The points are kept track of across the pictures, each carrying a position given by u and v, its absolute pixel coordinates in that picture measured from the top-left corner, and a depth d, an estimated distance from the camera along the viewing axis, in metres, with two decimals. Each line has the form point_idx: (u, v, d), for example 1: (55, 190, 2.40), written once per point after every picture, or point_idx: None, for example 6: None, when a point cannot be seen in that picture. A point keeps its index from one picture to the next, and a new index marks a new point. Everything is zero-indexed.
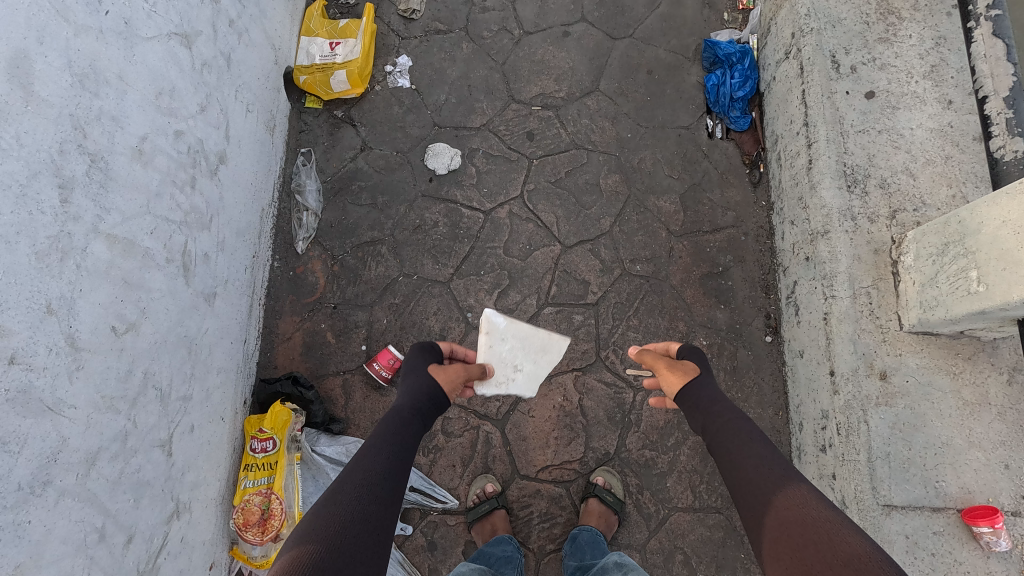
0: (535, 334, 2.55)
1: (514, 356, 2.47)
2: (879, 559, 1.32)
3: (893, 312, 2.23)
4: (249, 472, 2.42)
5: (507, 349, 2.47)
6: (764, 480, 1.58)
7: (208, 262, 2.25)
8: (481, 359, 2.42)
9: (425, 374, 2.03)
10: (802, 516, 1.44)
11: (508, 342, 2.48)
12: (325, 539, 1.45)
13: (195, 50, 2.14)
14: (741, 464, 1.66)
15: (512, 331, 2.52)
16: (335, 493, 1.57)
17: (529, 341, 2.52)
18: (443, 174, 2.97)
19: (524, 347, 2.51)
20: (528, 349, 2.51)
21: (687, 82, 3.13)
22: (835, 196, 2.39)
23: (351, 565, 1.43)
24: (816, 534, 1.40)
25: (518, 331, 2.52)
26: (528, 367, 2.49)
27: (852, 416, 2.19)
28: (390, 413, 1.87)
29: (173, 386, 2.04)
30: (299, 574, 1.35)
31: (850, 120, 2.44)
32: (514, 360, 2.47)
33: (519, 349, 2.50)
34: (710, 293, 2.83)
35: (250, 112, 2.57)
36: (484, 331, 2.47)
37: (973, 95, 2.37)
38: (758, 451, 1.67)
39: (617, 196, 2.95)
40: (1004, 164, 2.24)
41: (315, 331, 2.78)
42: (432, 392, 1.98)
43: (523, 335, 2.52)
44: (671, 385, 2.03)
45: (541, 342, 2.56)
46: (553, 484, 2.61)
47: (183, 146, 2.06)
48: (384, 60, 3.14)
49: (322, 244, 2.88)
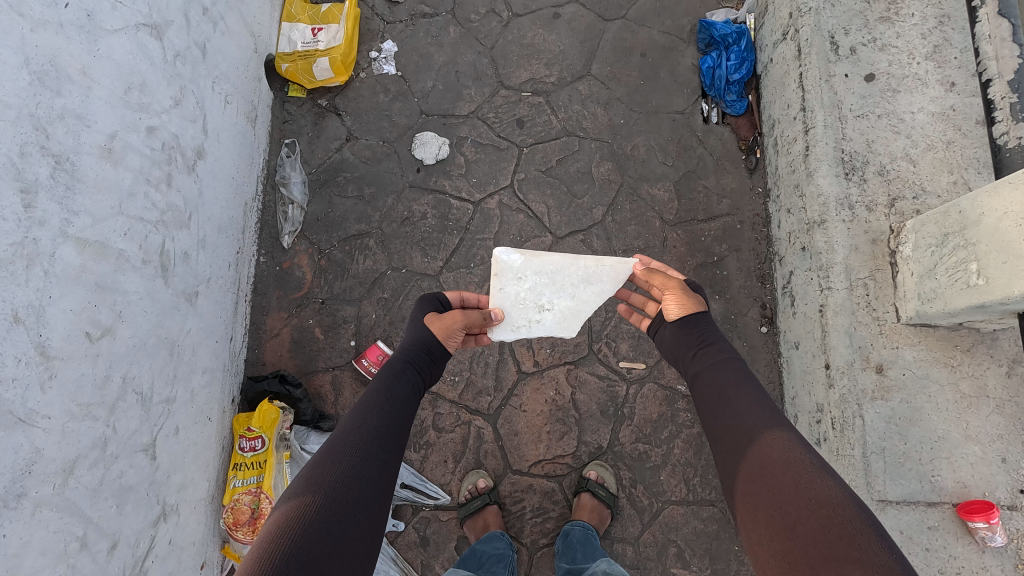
0: (569, 267, 2.34)
1: (536, 288, 2.32)
2: (853, 504, 1.31)
3: (891, 304, 2.18)
4: (238, 471, 2.40)
5: (526, 288, 2.31)
6: (749, 423, 1.56)
7: (188, 260, 2.20)
8: (494, 304, 2.28)
9: (422, 327, 2.00)
10: (785, 455, 1.43)
11: (531, 285, 2.32)
12: (324, 488, 1.43)
13: (166, 41, 2.05)
14: (731, 402, 1.65)
15: (535, 262, 2.33)
16: (333, 443, 1.54)
17: (557, 276, 2.33)
18: (431, 164, 2.90)
19: (550, 283, 2.33)
20: (554, 282, 2.33)
21: (682, 64, 3.03)
22: (832, 184, 2.32)
23: (353, 511, 1.41)
24: (795, 473, 1.39)
25: (540, 263, 2.34)
26: (561, 305, 2.32)
27: (847, 410, 2.16)
28: (387, 366, 1.84)
29: (155, 389, 2.00)
30: (299, 522, 1.34)
31: (848, 104, 2.36)
32: (538, 299, 2.31)
33: (544, 284, 2.32)
34: (705, 283, 2.77)
35: (230, 103, 2.49)
36: (499, 271, 2.31)
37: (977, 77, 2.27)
38: (746, 395, 1.65)
39: (610, 184, 2.88)
40: None
41: (303, 327, 2.74)
42: (428, 344, 1.95)
43: (548, 267, 2.33)
44: (672, 307, 2.00)
45: (575, 276, 2.34)
46: (546, 479, 2.59)
47: (156, 143, 1.99)
48: (369, 46, 3.05)
49: (309, 238, 2.82)
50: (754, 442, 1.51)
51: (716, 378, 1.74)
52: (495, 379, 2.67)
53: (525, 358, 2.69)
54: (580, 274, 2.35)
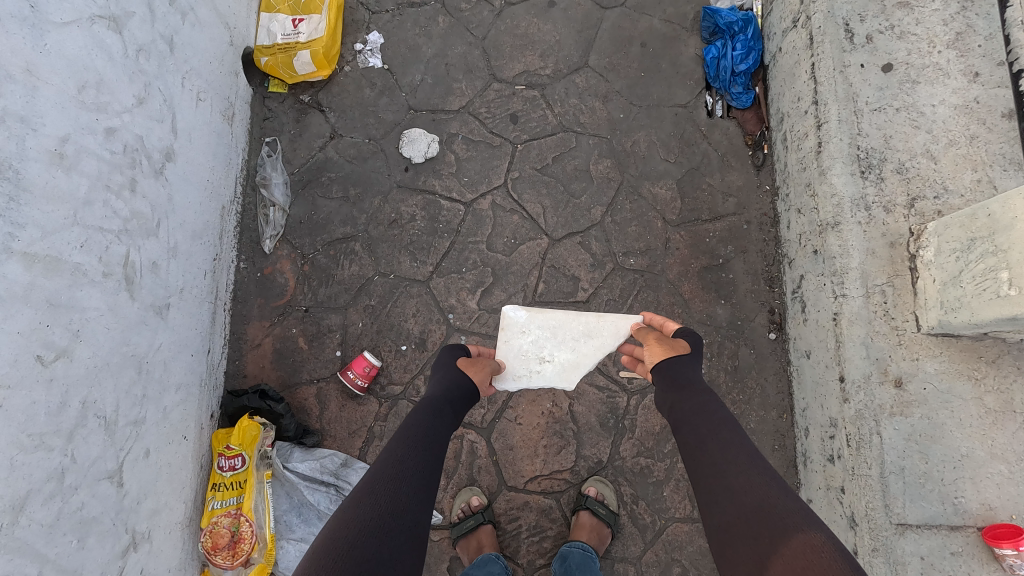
0: (573, 321, 2.24)
1: (540, 343, 2.23)
2: (836, 553, 1.19)
3: (910, 312, 2.02)
4: (217, 492, 2.27)
5: (530, 342, 2.23)
6: (727, 467, 1.45)
7: (157, 271, 2.05)
8: (499, 356, 2.22)
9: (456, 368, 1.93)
10: (767, 504, 1.33)
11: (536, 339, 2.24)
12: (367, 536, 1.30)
13: (127, 34, 1.90)
14: (707, 444, 1.53)
15: (541, 316, 2.25)
16: (373, 487, 1.42)
17: (560, 330, 2.24)
18: (420, 163, 2.74)
19: (553, 336, 2.23)
20: (558, 336, 2.23)
21: (684, 54, 2.87)
22: (847, 183, 2.17)
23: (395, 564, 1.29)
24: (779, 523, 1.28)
25: (545, 317, 2.25)
26: (561, 359, 2.21)
27: (863, 427, 2.02)
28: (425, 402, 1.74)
29: (121, 411, 1.86)
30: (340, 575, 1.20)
31: (865, 97, 2.21)
32: (540, 352, 2.23)
33: (547, 337, 2.23)
34: (710, 287, 2.62)
35: (203, 100, 2.33)
36: (502, 325, 2.25)
37: (1005, 67, 2.08)
38: (724, 434, 1.54)
39: (609, 183, 2.72)
40: None
41: (286, 336, 2.60)
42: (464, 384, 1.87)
43: (552, 321, 2.24)
44: (652, 354, 1.93)
45: (578, 330, 2.24)
46: (543, 495, 2.46)
47: (116, 145, 1.84)
48: (354, 37, 2.88)
49: (291, 242, 2.67)
50: (732, 487, 1.40)
51: (696, 427, 1.59)
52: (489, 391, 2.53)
53: None
54: (586, 328, 2.24)
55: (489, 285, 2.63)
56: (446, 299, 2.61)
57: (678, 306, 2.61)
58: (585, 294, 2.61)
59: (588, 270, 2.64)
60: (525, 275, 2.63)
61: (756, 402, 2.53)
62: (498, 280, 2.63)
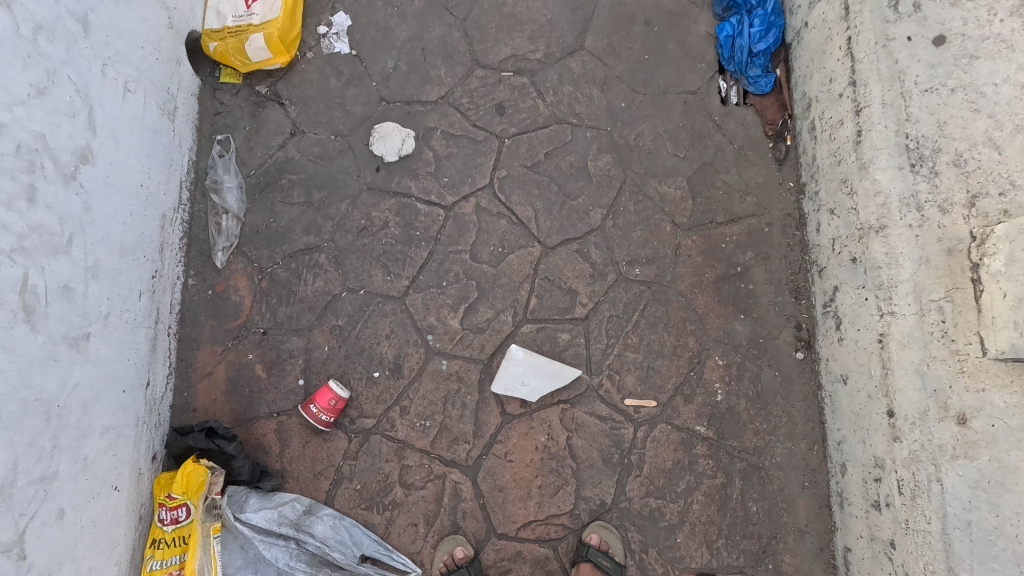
0: (562, 368, 2.22)
1: (523, 376, 2.21)
2: None
3: (974, 332, 1.60)
4: (156, 550, 1.95)
5: (521, 364, 2.22)
6: None
7: (71, 295, 1.72)
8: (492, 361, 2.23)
9: None
10: None
11: (522, 371, 2.21)
12: None
13: (20, 9, 1.56)
14: None
15: (537, 354, 2.23)
16: None
17: (550, 372, 2.21)
18: (393, 162, 2.40)
19: (541, 371, 2.21)
20: (543, 377, 2.21)
21: (694, 34, 2.51)
22: (895, 179, 1.83)
23: None
24: None
25: (538, 354, 2.23)
26: (530, 389, 2.20)
27: (921, 473, 1.69)
28: None
29: (20, 469, 1.53)
30: None
31: (912, 76, 1.82)
32: (521, 377, 2.21)
33: (533, 374, 2.21)
34: (727, 300, 2.28)
35: (133, 91, 1.99)
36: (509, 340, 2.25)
37: None
38: None
39: (609, 181, 2.38)
40: None
41: (241, 363, 2.26)
42: None
43: (545, 361, 2.21)
44: None
45: (561, 376, 2.21)
46: (538, 544, 2.12)
47: (6, 145, 1.50)
48: (317, 20, 2.53)
49: (246, 255, 2.34)
50: None
51: None
52: (475, 423, 2.20)
53: (510, 397, 2.22)
54: (569, 376, 2.21)
55: (473, 301, 2.29)
56: (425, 318, 2.28)
57: (690, 323, 2.27)
58: (584, 310, 2.28)
59: (587, 283, 2.30)
60: (514, 289, 2.29)
61: (783, 433, 2.19)
62: (484, 295, 2.29)
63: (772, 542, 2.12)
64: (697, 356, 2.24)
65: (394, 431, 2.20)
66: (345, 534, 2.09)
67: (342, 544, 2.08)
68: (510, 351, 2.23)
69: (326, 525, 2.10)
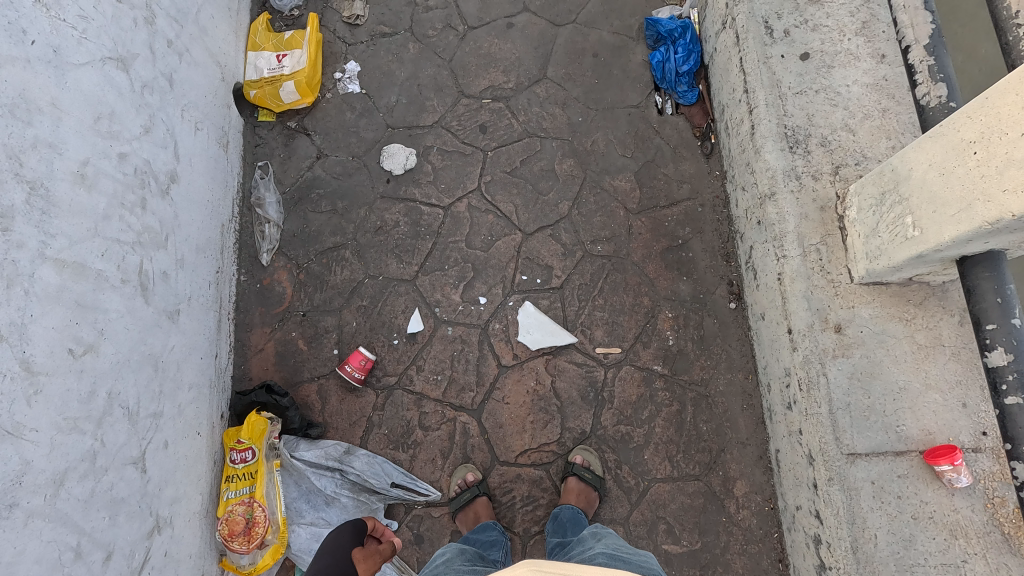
0: (557, 327, 2.79)
1: (529, 326, 2.80)
2: None
3: (843, 266, 2.27)
4: (231, 483, 2.45)
5: (527, 319, 2.81)
6: None
7: (167, 280, 2.28)
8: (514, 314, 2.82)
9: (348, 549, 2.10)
10: None
11: (529, 323, 2.80)
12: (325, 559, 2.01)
13: (133, 73, 2.17)
14: None
15: (544, 314, 2.82)
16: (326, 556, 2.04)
17: (548, 327, 2.79)
18: (400, 174, 3.01)
19: (540, 326, 2.80)
20: (544, 331, 2.79)
21: (632, 61, 3.17)
22: (778, 158, 2.42)
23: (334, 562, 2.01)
24: None
25: (545, 314, 2.81)
26: (528, 338, 2.78)
27: (811, 370, 2.23)
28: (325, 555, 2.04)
29: (141, 404, 2.06)
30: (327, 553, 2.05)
31: (787, 83, 2.46)
32: (525, 329, 2.79)
33: (537, 327, 2.79)
34: (672, 266, 2.87)
35: (200, 129, 2.60)
36: (523, 304, 2.83)
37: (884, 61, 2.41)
38: None
39: (572, 179, 2.99)
40: (931, 115, 1.61)
41: (287, 340, 2.82)
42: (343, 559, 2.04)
43: (547, 319, 2.80)
44: None
45: (555, 331, 2.78)
46: (533, 467, 2.65)
47: (128, 168, 2.09)
48: (333, 68, 3.18)
49: (286, 254, 2.92)
50: None
51: None
52: (478, 374, 2.75)
53: (504, 352, 2.77)
54: (560, 335, 2.78)
55: (471, 278, 2.87)
56: (432, 295, 2.85)
57: (645, 285, 2.85)
58: (560, 280, 2.85)
59: (559, 259, 2.88)
60: (502, 268, 2.87)
61: (723, 366, 2.74)
62: (478, 274, 2.87)
63: (721, 454, 2.64)
64: (651, 311, 2.81)
65: (413, 385, 2.74)
66: (379, 467, 2.60)
67: (376, 474, 2.59)
68: (524, 306, 2.82)
69: (362, 461, 2.61)
